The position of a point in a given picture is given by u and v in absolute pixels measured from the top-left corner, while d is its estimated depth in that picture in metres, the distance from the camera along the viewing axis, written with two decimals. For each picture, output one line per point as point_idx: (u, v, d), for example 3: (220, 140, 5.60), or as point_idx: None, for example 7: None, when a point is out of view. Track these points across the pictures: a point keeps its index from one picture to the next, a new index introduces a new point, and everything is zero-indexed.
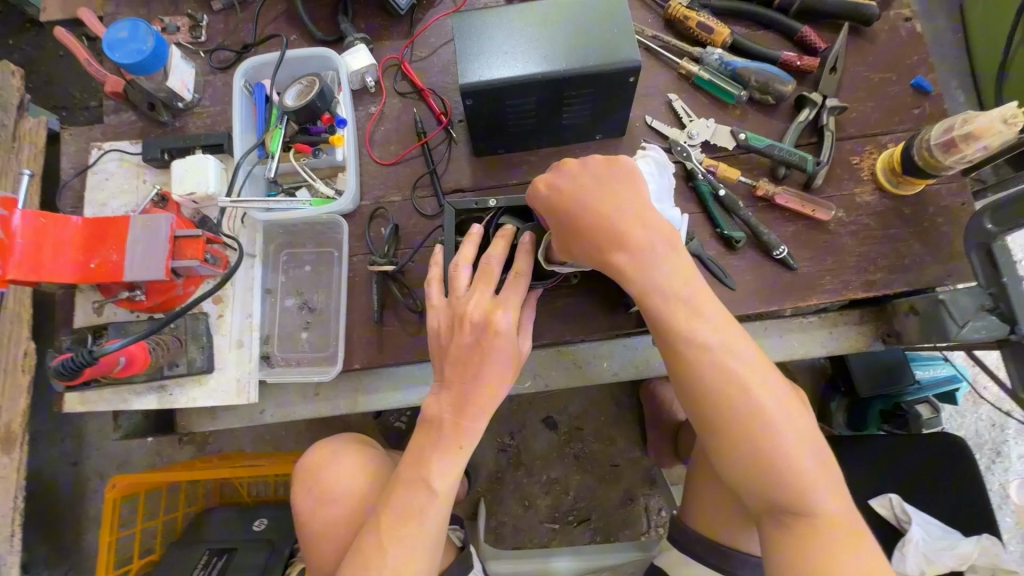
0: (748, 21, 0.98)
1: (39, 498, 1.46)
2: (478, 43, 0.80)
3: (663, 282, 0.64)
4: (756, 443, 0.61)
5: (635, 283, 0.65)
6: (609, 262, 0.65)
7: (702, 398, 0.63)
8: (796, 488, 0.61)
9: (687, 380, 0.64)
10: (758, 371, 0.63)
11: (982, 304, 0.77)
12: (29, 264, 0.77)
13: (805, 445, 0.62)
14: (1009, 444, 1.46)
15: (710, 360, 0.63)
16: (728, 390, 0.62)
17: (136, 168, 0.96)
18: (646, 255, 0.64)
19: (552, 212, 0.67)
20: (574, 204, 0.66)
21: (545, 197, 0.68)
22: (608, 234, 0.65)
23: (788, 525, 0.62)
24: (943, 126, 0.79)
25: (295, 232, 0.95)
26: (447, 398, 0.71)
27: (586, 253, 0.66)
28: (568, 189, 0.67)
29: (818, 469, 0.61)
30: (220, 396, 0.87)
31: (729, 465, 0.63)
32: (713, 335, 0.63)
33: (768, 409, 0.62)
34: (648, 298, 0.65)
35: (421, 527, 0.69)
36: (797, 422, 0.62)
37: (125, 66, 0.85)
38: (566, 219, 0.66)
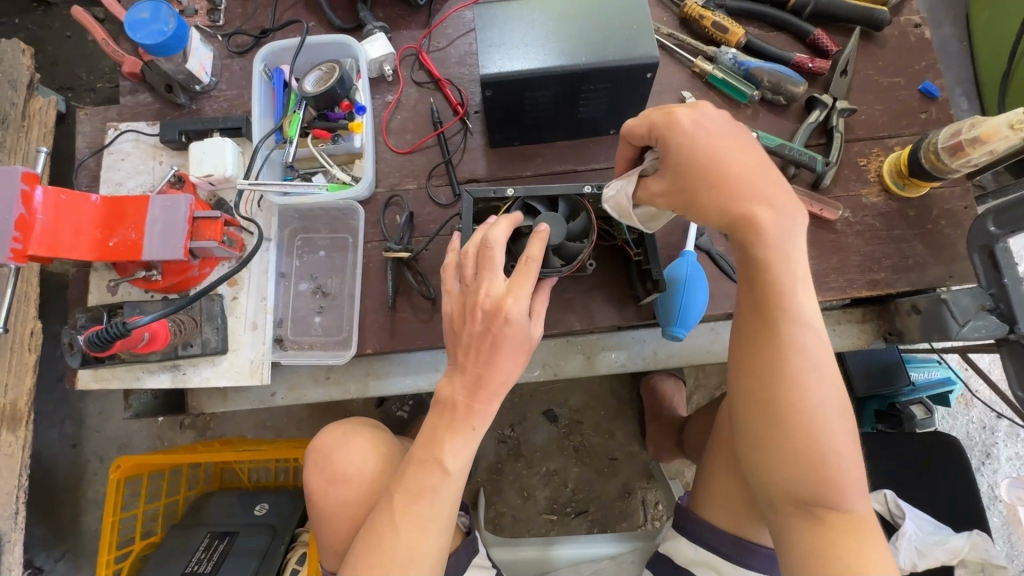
0: (763, 22, 1.00)
1: (39, 479, 1.46)
2: (499, 34, 0.81)
3: (793, 248, 0.63)
4: (817, 431, 0.63)
5: (767, 245, 0.63)
6: (747, 216, 0.62)
7: (782, 377, 0.64)
8: (836, 483, 0.63)
9: (769, 357, 0.64)
10: (834, 362, 0.65)
11: (982, 304, 0.79)
12: (49, 240, 0.77)
13: (852, 443, 0.64)
14: (998, 446, 1.49)
15: (797, 340, 0.64)
16: (807, 373, 0.63)
17: (152, 149, 0.96)
18: (786, 219, 0.63)
19: (695, 150, 0.62)
20: (722, 149, 0.62)
21: (691, 132, 0.62)
22: (753, 187, 0.62)
23: (817, 517, 0.64)
24: (951, 130, 0.82)
25: (309, 217, 0.96)
26: (460, 383, 0.71)
27: (721, 203, 0.62)
28: (710, 130, 0.62)
29: (856, 468, 0.64)
30: (233, 376, 0.88)
31: (784, 450, 0.64)
32: (811, 317, 0.64)
33: (836, 402, 0.63)
34: (773, 264, 0.63)
35: (433, 504, 0.70)
36: (850, 420, 0.64)
37: (146, 46, 0.85)
38: (711, 161, 0.62)
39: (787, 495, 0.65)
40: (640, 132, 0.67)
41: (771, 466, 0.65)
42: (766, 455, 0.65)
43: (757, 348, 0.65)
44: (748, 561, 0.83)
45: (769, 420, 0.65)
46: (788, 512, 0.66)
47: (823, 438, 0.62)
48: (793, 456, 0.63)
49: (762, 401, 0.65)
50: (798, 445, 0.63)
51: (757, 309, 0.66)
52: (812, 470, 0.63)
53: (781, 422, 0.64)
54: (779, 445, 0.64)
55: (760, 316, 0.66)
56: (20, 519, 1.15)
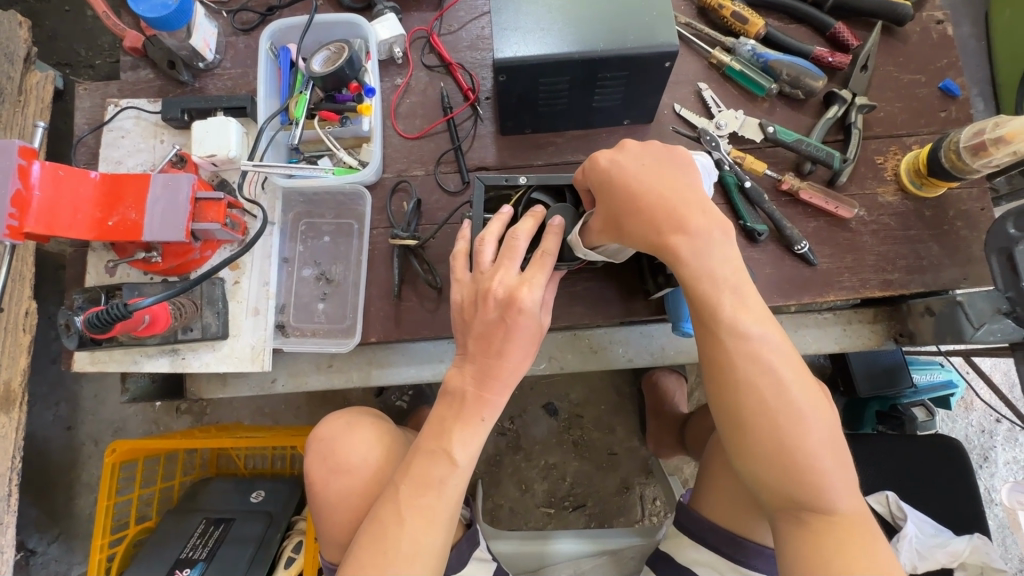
0: (782, 14, 0.97)
1: (32, 461, 1.44)
2: (514, 17, 0.79)
3: (715, 267, 0.64)
4: (783, 436, 0.62)
5: (689, 266, 0.64)
6: (665, 243, 0.64)
7: (737, 388, 0.64)
8: (816, 485, 0.62)
9: (722, 369, 0.64)
10: (793, 364, 0.64)
11: (998, 307, 0.78)
12: (46, 217, 0.74)
13: (828, 441, 0.63)
14: (996, 449, 1.49)
15: (747, 349, 0.63)
16: (761, 379, 0.63)
17: (154, 127, 0.93)
18: (704, 238, 0.64)
19: (611, 187, 0.67)
20: (635, 181, 0.65)
21: (608, 170, 0.67)
22: (666, 213, 0.64)
23: (806, 521, 0.64)
24: (973, 129, 0.80)
25: (315, 201, 0.94)
26: (470, 372, 0.70)
27: (641, 232, 0.65)
28: (625, 167, 0.67)
29: (838, 466, 0.63)
30: (234, 361, 0.86)
31: (754, 457, 0.64)
32: (755, 325, 0.64)
33: (799, 404, 0.62)
34: (701, 283, 0.64)
35: (440, 496, 0.69)
36: (824, 418, 0.63)
37: (148, 19, 0.82)
38: (623, 195, 0.65)
39: (773, 500, 0.65)
40: (576, 176, 0.73)
41: (749, 473, 0.65)
42: (741, 463, 0.65)
43: (711, 360, 0.65)
44: (752, 562, 0.82)
45: (734, 431, 0.65)
46: (778, 516, 0.66)
47: (792, 443, 0.62)
48: (765, 464, 0.63)
49: (722, 413, 0.66)
50: (767, 452, 0.63)
51: (704, 322, 0.66)
52: (787, 475, 0.62)
53: (746, 432, 0.64)
54: (749, 454, 0.64)
55: (705, 331, 0.66)
56: (13, 500, 1.13)
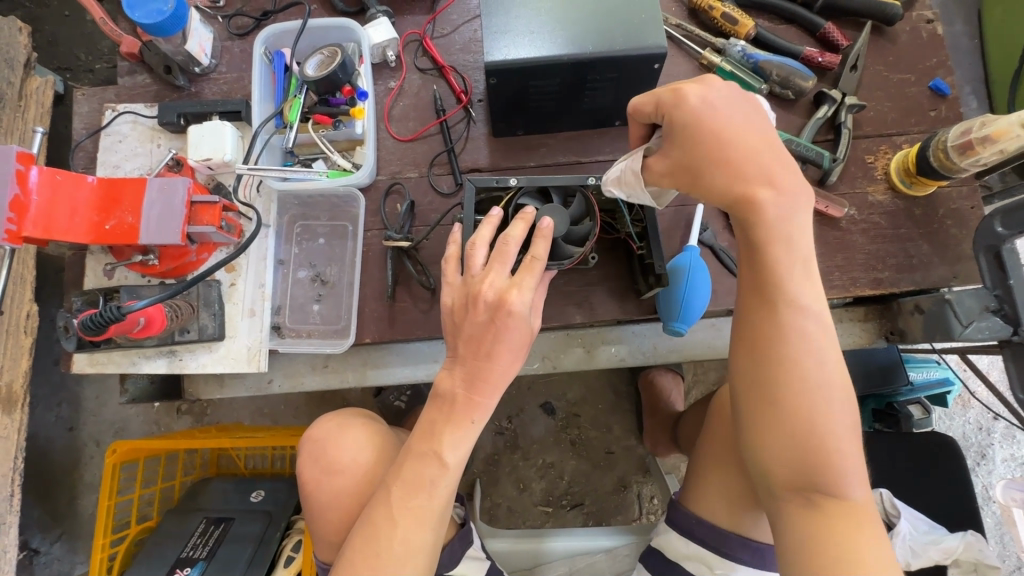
0: (773, 14, 0.98)
1: (34, 461, 1.46)
2: (504, 21, 0.80)
3: (794, 231, 0.64)
4: (817, 414, 0.62)
5: (768, 227, 0.63)
6: (749, 197, 0.63)
7: (782, 360, 0.64)
8: (837, 468, 0.62)
9: (772, 339, 0.64)
10: (837, 346, 0.65)
11: (986, 305, 0.79)
12: (44, 221, 0.76)
13: (853, 429, 0.63)
14: (994, 447, 1.50)
15: (800, 322, 0.64)
16: (808, 355, 0.63)
17: (150, 132, 0.95)
18: (790, 202, 0.63)
19: (699, 128, 0.62)
20: (726, 129, 0.62)
21: (698, 109, 0.62)
22: (752, 168, 0.62)
23: (816, 505, 0.63)
24: (961, 129, 0.81)
25: (309, 204, 0.95)
26: (460, 374, 0.70)
27: (724, 183, 0.63)
28: (716, 109, 0.62)
29: (857, 455, 0.63)
30: (230, 363, 0.87)
31: (784, 433, 0.64)
32: (812, 300, 0.64)
33: (837, 386, 0.63)
34: (772, 247, 0.64)
35: (431, 496, 0.70)
36: (853, 405, 0.64)
37: (144, 25, 0.84)
38: (712, 143, 0.62)
39: (787, 481, 0.64)
40: (646, 108, 0.67)
41: (770, 451, 0.65)
42: (766, 439, 0.65)
43: (759, 329, 0.65)
44: (740, 558, 0.83)
45: (769, 404, 0.64)
46: (788, 499, 0.65)
47: (824, 423, 0.62)
48: (793, 440, 0.63)
49: (760, 385, 0.65)
50: (798, 428, 0.63)
51: (761, 293, 0.66)
52: (813, 454, 0.62)
53: (781, 406, 0.64)
54: (778, 429, 0.64)
55: (761, 300, 0.66)
56: (15, 501, 1.14)
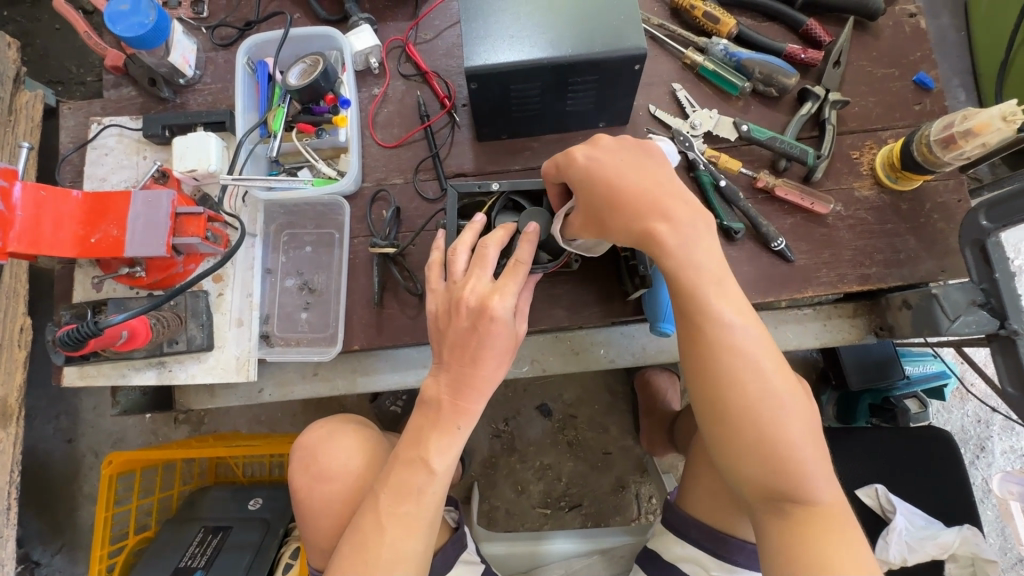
0: (755, 12, 0.98)
1: (34, 474, 1.47)
2: (483, 26, 0.80)
3: (700, 256, 0.65)
4: (766, 427, 0.62)
5: (674, 257, 0.64)
6: (648, 231, 0.64)
7: (722, 380, 0.64)
8: (799, 476, 0.62)
9: (707, 361, 0.64)
10: (774, 356, 0.65)
11: (974, 300, 0.79)
12: (29, 236, 0.76)
13: (810, 433, 0.63)
14: (993, 439, 1.49)
15: (731, 341, 0.64)
16: (745, 372, 0.63)
17: (136, 144, 0.95)
18: (687, 227, 0.65)
19: (592, 180, 0.66)
20: (617, 174, 0.65)
21: (586, 166, 0.67)
22: (645, 202, 0.64)
23: (789, 513, 0.64)
24: (943, 123, 0.80)
25: (296, 212, 0.95)
26: (445, 381, 0.70)
27: (623, 224, 0.65)
28: (603, 162, 0.67)
29: (818, 456, 0.63)
30: (219, 373, 0.88)
31: (741, 449, 0.64)
32: (736, 316, 0.64)
33: (781, 396, 0.63)
34: (684, 273, 0.65)
35: (420, 503, 0.70)
36: (803, 411, 0.64)
37: (126, 39, 0.84)
38: (605, 188, 0.65)
39: (756, 493, 0.65)
40: (550, 173, 0.72)
41: (732, 466, 0.65)
42: (726, 456, 0.65)
43: (695, 353, 0.66)
44: (735, 558, 0.83)
45: (719, 423, 0.65)
46: (761, 509, 0.66)
47: (775, 435, 0.62)
48: (747, 456, 0.63)
49: (708, 405, 0.66)
50: (750, 444, 0.63)
51: (687, 317, 0.66)
52: (771, 466, 0.63)
53: (731, 425, 0.64)
54: (732, 447, 0.64)
55: (688, 326, 0.66)
56: (12, 514, 1.15)
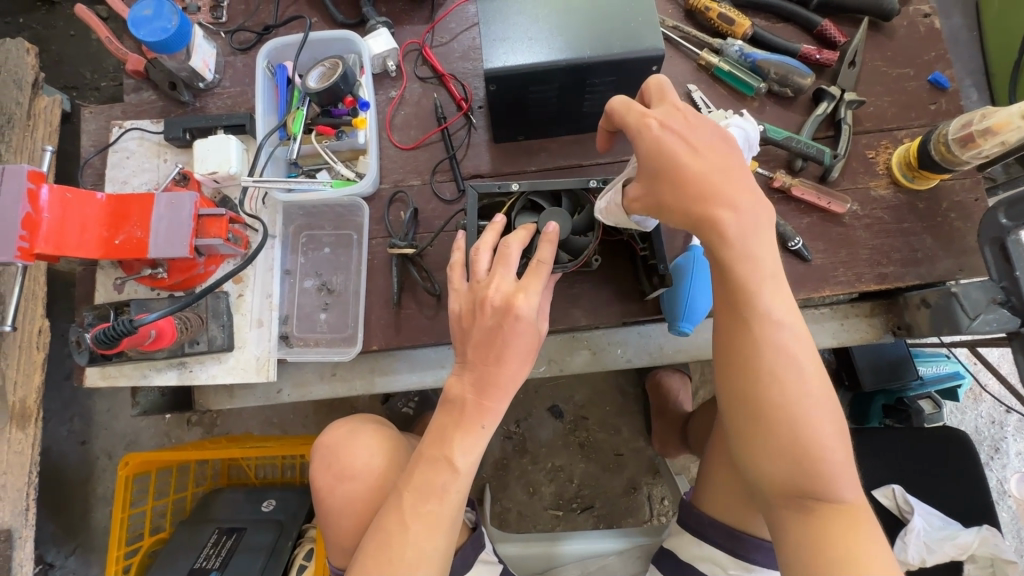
0: (769, 13, 0.98)
1: (48, 475, 1.48)
2: (502, 28, 0.81)
3: (755, 249, 0.63)
4: (800, 423, 0.62)
5: (733, 247, 0.63)
6: (710, 215, 0.62)
7: (762, 375, 0.63)
8: (825, 475, 0.62)
9: (749, 353, 0.64)
10: (814, 357, 0.64)
11: (994, 297, 0.78)
12: (55, 238, 0.77)
13: (840, 435, 0.63)
14: (1008, 440, 1.48)
15: (775, 337, 0.63)
16: (785, 368, 0.63)
17: (156, 147, 0.96)
18: (748, 218, 0.63)
19: (662, 153, 0.63)
20: (689, 150, 0.63)
21: (659, 137, 0.63)
22: (712, 184, 0.62)
23: (810, 510, 0.63)
24: (961, 121, 0.81)
25: (314, 213, 0.96)
26: (469, 380, 0.71)
27: (682, 202, 0.63)
28: (679, 136, 0.63)
29: (846, 459, 0.63)
30: (240, 373, 0.88)
31: (771, 444, 0.63)
32: (785, 313, 0.64)
33: (819, 396, 0.63)
34: (737, 263, 0.63)
35: (443, 502, 0.71)
36: (836, 414, 0.63)
37: (149, 44, 0.85)
38: (676, 165, 0.62)
39: (778, 490, 0.64)
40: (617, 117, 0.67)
41: (758, 461, 0.64)
42: (754, 451, 0.64)
43: (734, 345, 0.65)
44: (752, 557, 0.83)
45: (750, 417, 0.64)
46: (781, 505, 0.65)
47: (806, 432, 0.62)
48: (779, 452, 0.63)
49: (743, 400, 0.65)
50: (782, 440, 0.62)
51: (732, 307, 0.65)
52: (799, 463, 0.62)
53: (763, 419, 0.63)
54: (762, 442, 0.63)
55: (733, 316, 0.65)
56: (30, 514, 1.16)
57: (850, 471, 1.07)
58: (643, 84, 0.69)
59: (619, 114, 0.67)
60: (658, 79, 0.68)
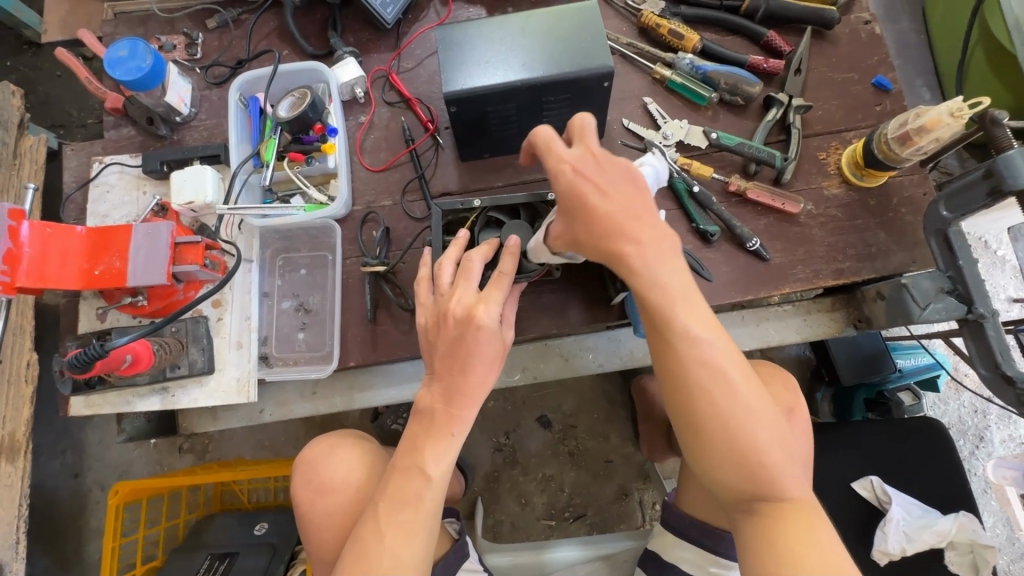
0: (718, 27, 1.03)
1: (41, 509, 1.48)
2: (459, 53, 0.85)
3: (665, 279, 0.68)
4: (734, 431, 0.67)
5: (640, 277, 0.68)
6: (618, 254, 0.68)
7: (690, 393, 0.68)
8: (769, 477, 0.67)
9: (677, 373, 0.68)
10: (740, 366, 0.68)
11: (941, 287, 0.81)
12: (36, 272, 0.80)
13: (776, 436, 0.68)
14: (991, 429, 1.50)
15: (699, 355, 0.67)
16: (714, 384, 0.67)
17: (136, 180, 1.00)
18: (653, 250, 0.68)
19: (573, 196, 0.69)
20: (597, 194, 0.68)
21: (571, 182, 0.69)
22: (618, 226, 0.67)
23: (760, 510, 0.68)
24: (898, 122, 0.85)
25: (290, 237, 0.99)
26: (438, 390, 0.73)
27: (595, 241, 0.69)
28: (587, 181, 0.69)
29: (786, 459, 0.68)
30: (221, 394, 0.91)
31: (713, 455, 0.68)
32: (703, 330, 0.68)
33: (746, 402, 0.67)
34: (650, 292, 0.68)
35: (418, 509, 0.72)
36: (770, 417, 0.68)
37: (125, 82, 0.90)
38: (584, 209, 0.68)
39: (729, 496, 0.69)
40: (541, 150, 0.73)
41: (707, 472, 0.70)
42: (702, 463, 0.69)
43: (664, 366, 0.69)
44: (729, 553, 0.85)
45: (689, 432, 0.69)
46: (733, 508, 0.70)
47: (743, 440, 0.67)
48: (722, 461, 0.67)
49: (680, 415, 0.70)
50: (721, 450, 0.67)
51: (658, 330, 0.69)
52: (740, 469, 0.67)
53: (699, 433, 0.68)
54: (705, 454, 0.68)
55: (658, 338, 0.69)
56: (20, 548, 1.16)
57: (828, 466, 1.09)
58: (569, 121, 0.74)
59: (543, 152, 0.72)
60: (580, 118, 0.72)
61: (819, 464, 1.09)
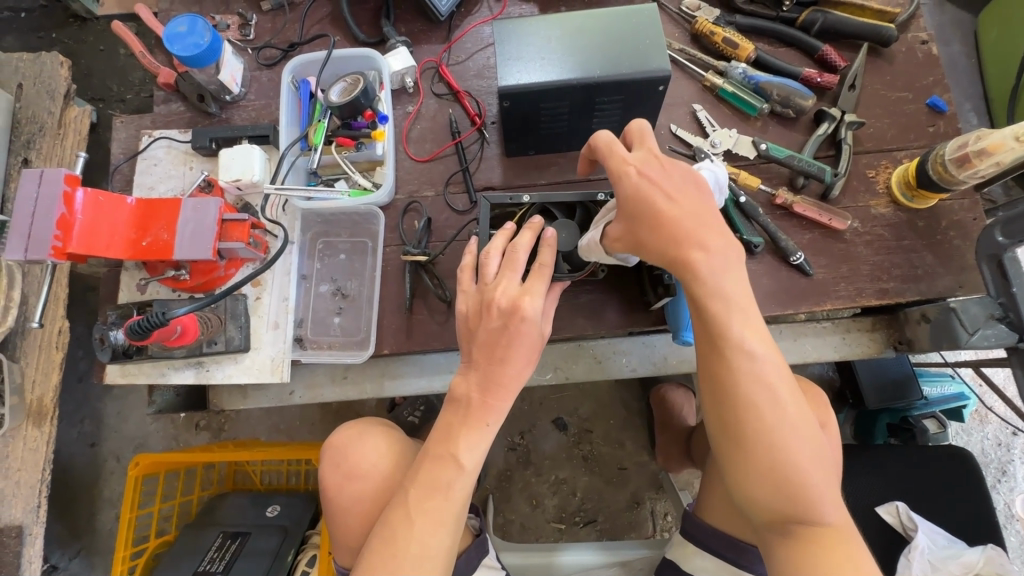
0: (771, 38, 1.03)
1: (57, 476, 1.50)
2: (515, 48, 0.85)
3: (729, 289, 0.67)
4: (776, 450, 0.65)
5: (705, 284, 0.66)
6: (684, 260, 0.66)
7: (736, 406, 0.66)
8: (807, 499, 0.66)
9: (726, 384, 0.67)
10: (790, 384, 0.67)
11: (992, 313, 0.80)
12: (86, 240, 0.81)
13: (818, 458, 0.66)
14: (1014, 463, 1.47)
15: (752, 370, 0.66)
16: (763, 398, 0.66)
17: (183, 156, 1.01)
18: (720, 258, 0.66)
19: (639, 199, 0.67)
20: (662, 198, 0.67)
21: (637, 185, 0.67)
22: (684, 231, 0.66)
23: (792, 531, 0.68)
24: (957, 143, 0.84)
25: (332, 221, 1.00)
26: (474, 380, 0.73)
27: (659, 245, 0.67)
28: (655, 184, 0.68)
29: (825, 482, 0.67)
30: (255, 372, 0.91)
31: (751, 471, 0.67)
32: (761, 346, 0.67)
33: (791, 421, 0.66)
34: (711, 301, 0.67)
35: (448, 499, 0.72)
36: (813, 438, 0.67)
37: (182, 57, 0.90)
38: (652, 213, 0.67)
39: (763, 514, 0.68)
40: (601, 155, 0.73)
41: (742, 488, 0.69)
42: (737, 478, 0.68)
43: (713, 375, 0.68)
44: (752, 567, 0.84)
45: (732, 446, 0.68)
46: (764, 525, 0.70)
47: (785, 460, 0.65)
48: (759, 479, 0.66)
49: (723, 428, 0.68)
50: (762, 469, 0.66)
51: (712, 340, 0.68)
52: (778, 489, 0.66)
53: (744, 448, 0.67)
54: (744, 469, 0.67)
55: (711, 350, 0.68)
56: (41, 512, 1.16)
57: (853, 488, 1.07)
58: (627, 128, 0.75)
59: (603, 157, 0.72)
60: (640, 122, 0.73)
61: (844, 484, 1.08)
